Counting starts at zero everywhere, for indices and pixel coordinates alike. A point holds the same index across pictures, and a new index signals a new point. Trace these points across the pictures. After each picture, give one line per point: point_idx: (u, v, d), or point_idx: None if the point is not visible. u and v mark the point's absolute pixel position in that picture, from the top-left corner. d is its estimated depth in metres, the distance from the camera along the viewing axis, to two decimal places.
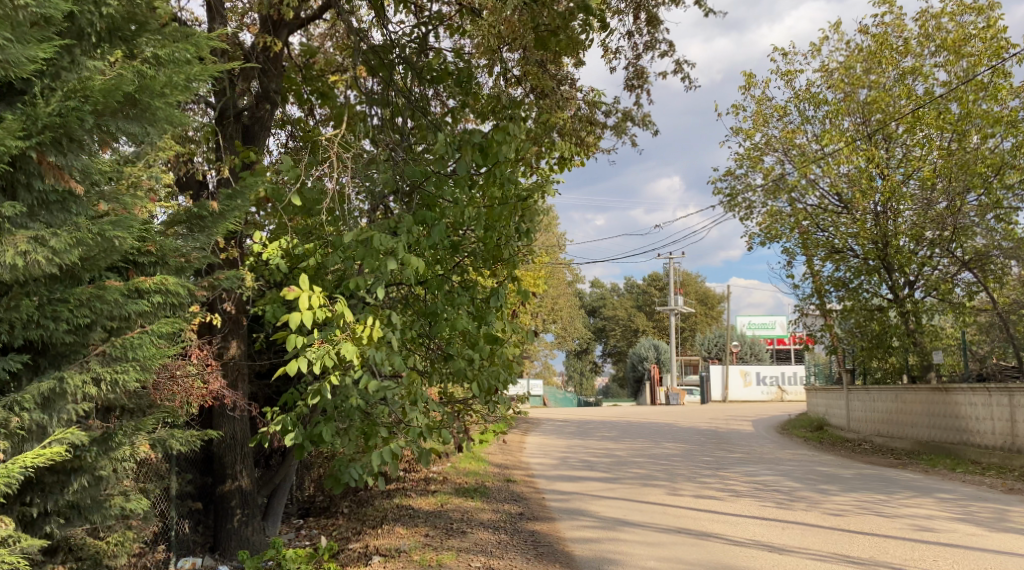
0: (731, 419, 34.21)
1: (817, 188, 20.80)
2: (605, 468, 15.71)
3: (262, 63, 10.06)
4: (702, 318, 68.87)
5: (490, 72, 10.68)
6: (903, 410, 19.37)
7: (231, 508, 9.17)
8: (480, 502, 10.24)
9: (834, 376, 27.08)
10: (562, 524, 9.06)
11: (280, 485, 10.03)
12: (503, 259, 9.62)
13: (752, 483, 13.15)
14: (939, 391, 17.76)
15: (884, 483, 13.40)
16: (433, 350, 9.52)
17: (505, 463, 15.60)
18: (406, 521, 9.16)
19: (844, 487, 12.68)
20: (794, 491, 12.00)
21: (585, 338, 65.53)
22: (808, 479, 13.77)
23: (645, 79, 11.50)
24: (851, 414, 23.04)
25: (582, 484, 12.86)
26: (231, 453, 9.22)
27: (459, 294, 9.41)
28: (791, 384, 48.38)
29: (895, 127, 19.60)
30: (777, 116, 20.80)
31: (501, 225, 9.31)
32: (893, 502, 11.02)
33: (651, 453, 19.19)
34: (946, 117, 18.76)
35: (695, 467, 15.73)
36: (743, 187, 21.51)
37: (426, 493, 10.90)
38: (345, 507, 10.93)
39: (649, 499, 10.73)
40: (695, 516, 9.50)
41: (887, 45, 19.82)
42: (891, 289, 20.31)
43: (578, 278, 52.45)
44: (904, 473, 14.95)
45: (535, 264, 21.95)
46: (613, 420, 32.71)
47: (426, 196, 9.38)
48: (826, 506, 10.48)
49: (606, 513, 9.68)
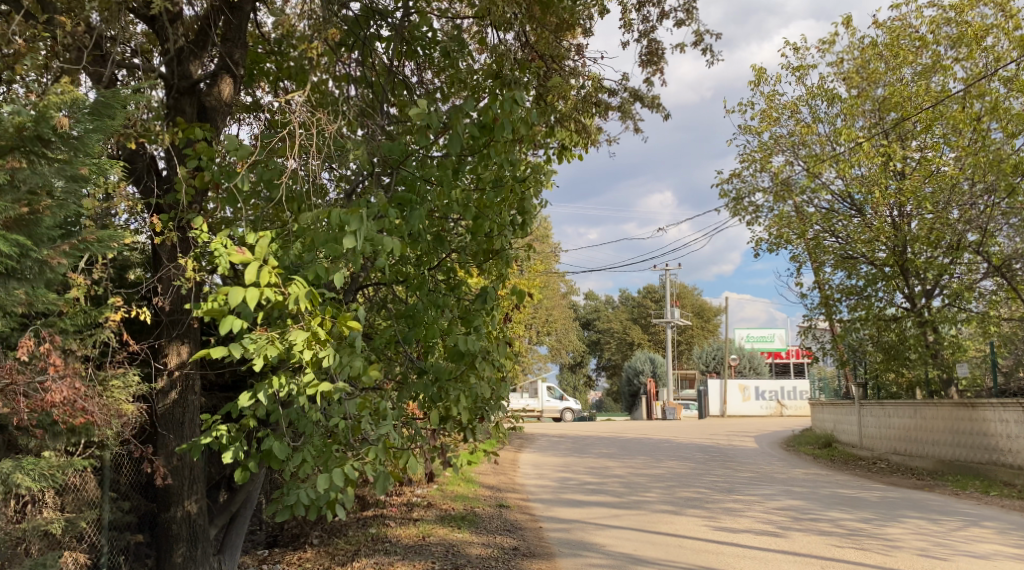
0: (733, 435, 32.88)
1: (828, 190, 19.55)
2: (608, 491, 14.45)
3: (224, 29, 8.66)
4: (699, 332, 67.59)
5: (481, 43, 9.41)
6: (921, 427, 18.10)
7: (177, 541, 7.83)
8: (469, 533, 8.92)
9: (842, 392, 25.86)
10: (566, 561, 7.78)
11: (238, 513, 8.71)
12: (493, 255, 8.32)
13: (773, 510, 11.91)
14: (965, 407, 16.40)
15: (917, 509, 12.17)
16: (412, 359, 8.20)
17: (498, 485, 14.31)
18: (380, 557, 7.83)
19: (876, 515, 11.45)
20: (821, 521, 10.77)
21: (579, 351, 64.13)
22: (833, 505, 12.52)
23: (656, 55, 10.25)
24: (863, 431, 21.71)
25: (584, 509, 11.64)
26: (177, 477, 7.83)
27: (442, 296, 8.13)
28: (792, 399, 47.09)
29: (912, 124, 18.27)
30: (788, 114, 19.63)
31: (493, 213, 8.03)
32: (937, 535, 9.78)
33: (653, 472, 17.94)
34: (957, 117, 17.42)
35: (705, 490, 14.46)
36: (749, 189, 20.33)
37: (406, 523, 9.61)
38: (315, 538, 9.65)
39: (663, 531, 9.50)
40: (718, 552, 8.25)
41: (904, 37, 18.65)
42: (905, 299, 18.99)
43: (572, 290, 51.16)
44: (932, 495, 13.72)
45: (531, 270, 20.72)
46: (609, 437, 31.39)
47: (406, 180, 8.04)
48: (863, 540, 9.24)
49: (614, 547, 8.43)
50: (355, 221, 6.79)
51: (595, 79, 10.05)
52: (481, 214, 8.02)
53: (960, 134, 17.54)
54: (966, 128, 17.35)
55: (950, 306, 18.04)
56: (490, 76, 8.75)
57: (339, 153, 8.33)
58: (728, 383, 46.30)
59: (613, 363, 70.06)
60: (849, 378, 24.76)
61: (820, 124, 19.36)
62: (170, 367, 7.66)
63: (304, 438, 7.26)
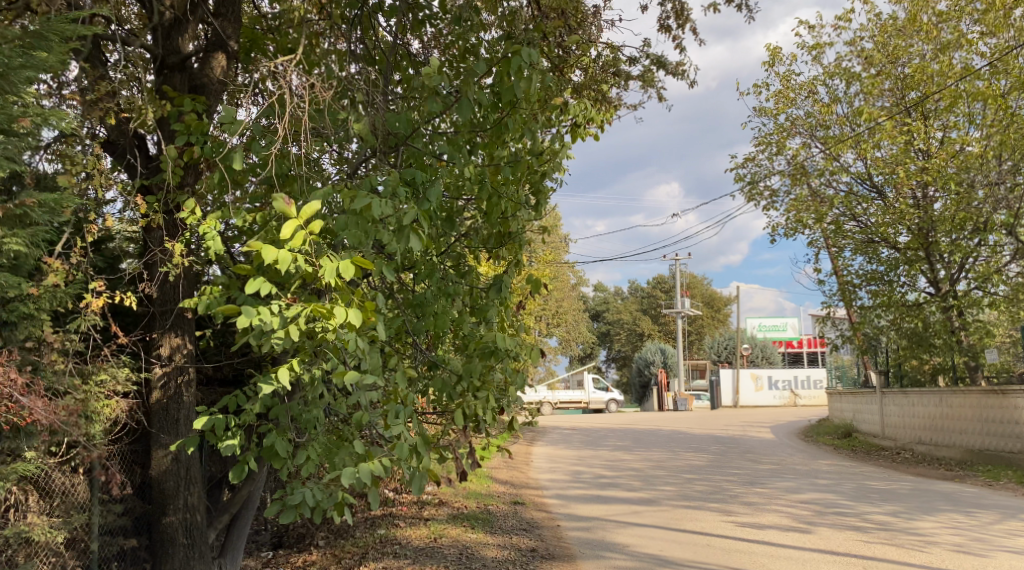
0: (748, 425, 32.30)
1: (847, 172, 18.93)
2: (625, 485, 13.93)
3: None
4: (710, 322, 66.91)
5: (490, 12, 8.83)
6: (948, 415, 17.50)
7: (173, 547, 7.25)
8: (484, 534, 8.42)
9: (861, 380, 25.27)
10: (587, 564, 7.24)
11: (240, 517, 8.14)
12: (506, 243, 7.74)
13: (798, 504, 11.36)
14: (994, 393, 15.81)
15: (950, 501, 11.61)
16: (423, 352, 7.61)
17: (512, 480, 13.84)
18: (389, 561, 7.30)
19: (908, 508, 10.89)
20: (852, 515, 10.22)
21: (589, 343, 63.54)
22: (861, 498, 11.96)
23: (676, 23, 9.66)
24: (884, 420, 21.15)
25: (602, 506, 11.14)
26: (173, 476, 7.27)
27: (454, 284, 7.53)
28: (805, 388, 46.39)
29: (936, 102, 17.62)
30: (805, 94, 19.00)
31: (507, 192, 7.40)
32: (974, 530, 9.19)
33: (671, 465, 17.43)
34: (981, 93, 16.76)
35: (726, 483, 13.93)
36: (765, 173, 19.72)
37: (417, 522, 9.12)
38: (321, 540, 9.15)
39: (688, 529, 8.97)
40: (749, 551, 7.69)
41: (925, 12, 17.97)
42: (928, 283, 18.38)
43: (581, 281, 50.67)
44: (963, 487, 13.16)
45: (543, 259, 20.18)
46: (623, 429, 30.85)
47: (412, 158, 7.41)
48: (900, 536, 8.66)
49: (639, 548, 7.90)
50: (382, 205, 6.30)
51: (612, 48, 9.45)
52: (496, 195, 7.39)
53: (984, 111, 16.95)
54: (991, 104, 16.71)
55: (977, 290, 17.41)
56: (501, 40, 8.12)
57: (341, 134, 7.68)
58: (741, 373, 45.66)
59: (623, 355, 69.50)
60: (869, 366, 24.18)
61: (838, 104, 18.73)
62: (163, 359, 7.14)
63: (308, 436, 6.67)
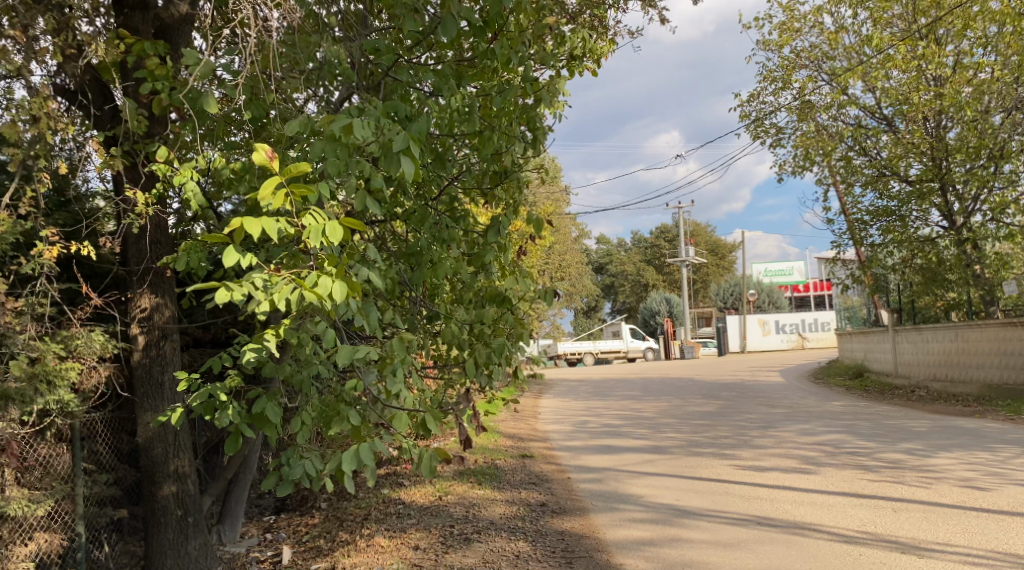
0: (757, 370, 31.99)
1: (856, 105, 18.24)
2: (635, 434, 13.55)
3: None
4: (715, 269, 66.41)
5: None
6: (965, 350, 17.08)
7: (167, 519, 6.82)
8: (491, 490, 7.99)
9: (871, 320, 24.85)
10: (600, 518, 6.80)
11: (237, 481, 7.73)
12: (503, 184, 7.15)
13: (814, 446, 10.94)
14: (1014, 325, 15.37)
15: (974, 437, 11.21)
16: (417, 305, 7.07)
17: (520, 434, 13.45)
18: (392, 521, 6.86)
19: (931, 445, 10.48)
20: (873, 455, 9.82)
21: (593, 296, 63.12)
22: (879, 437, 11.56)
23: None
24: (898, 358, 20.71)
25: (613, 456, 10.76)
26: (161, 443, 6.82)
27: (447, 228, 6.91)
28: (813, 331, 45.99)
29: (948, 26, 16.89)
30: (810, 24, 18.23)
31: (501, 123, 6.87)
32: (1001, 464, 8.75)
33: (681, 413, 17.08)
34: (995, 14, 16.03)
35: (740, 428, 13.53)
36: (770, 109, 19.04)
37: (422, 480, 8.75)
38: (323, 502, 8.77)
39: (704, 477, 8.59)
40: (769, 498, 7.26)
41: None
42: (941, 216, 17.80)
43: (583, 232, 50.15)
44: (984, 422, 12.77)
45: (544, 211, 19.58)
46: (630, 379, 30.57)
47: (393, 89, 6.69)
48: (925, 473, 8.21)
49: (654, 498, 7.48)
50: (369, 127, 4.90)
51: None
52: (488, 131, 6.75)
53: (996, 33, 16.24)
54: (1004, 25, 16.02)
55: (992, 221, 16.85)
56: None
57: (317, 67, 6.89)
58: (747, 318, 45.26)
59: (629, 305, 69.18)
60: (879, 304, 23.73)
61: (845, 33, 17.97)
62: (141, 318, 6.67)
63: (301, 398, 5.80)
